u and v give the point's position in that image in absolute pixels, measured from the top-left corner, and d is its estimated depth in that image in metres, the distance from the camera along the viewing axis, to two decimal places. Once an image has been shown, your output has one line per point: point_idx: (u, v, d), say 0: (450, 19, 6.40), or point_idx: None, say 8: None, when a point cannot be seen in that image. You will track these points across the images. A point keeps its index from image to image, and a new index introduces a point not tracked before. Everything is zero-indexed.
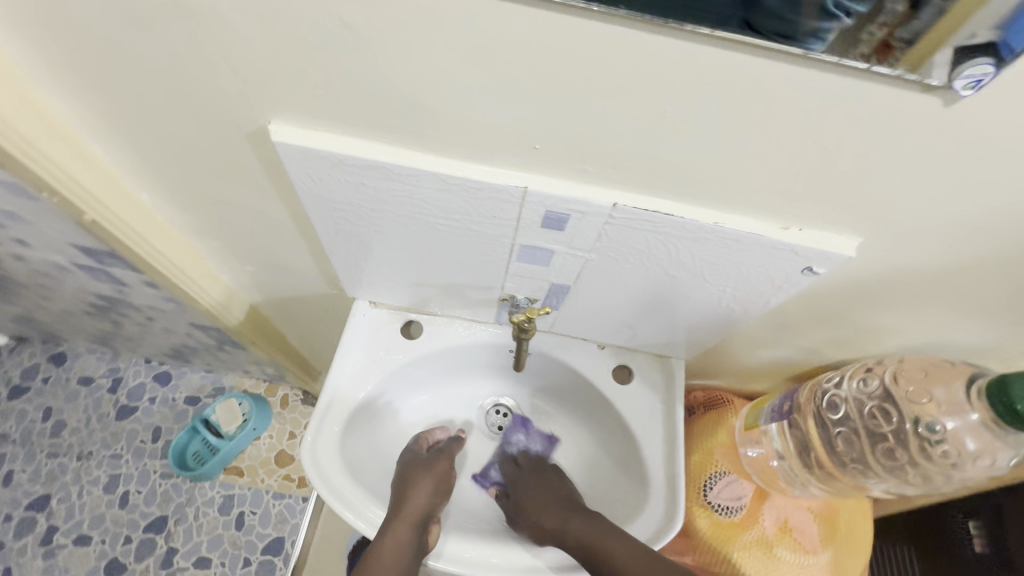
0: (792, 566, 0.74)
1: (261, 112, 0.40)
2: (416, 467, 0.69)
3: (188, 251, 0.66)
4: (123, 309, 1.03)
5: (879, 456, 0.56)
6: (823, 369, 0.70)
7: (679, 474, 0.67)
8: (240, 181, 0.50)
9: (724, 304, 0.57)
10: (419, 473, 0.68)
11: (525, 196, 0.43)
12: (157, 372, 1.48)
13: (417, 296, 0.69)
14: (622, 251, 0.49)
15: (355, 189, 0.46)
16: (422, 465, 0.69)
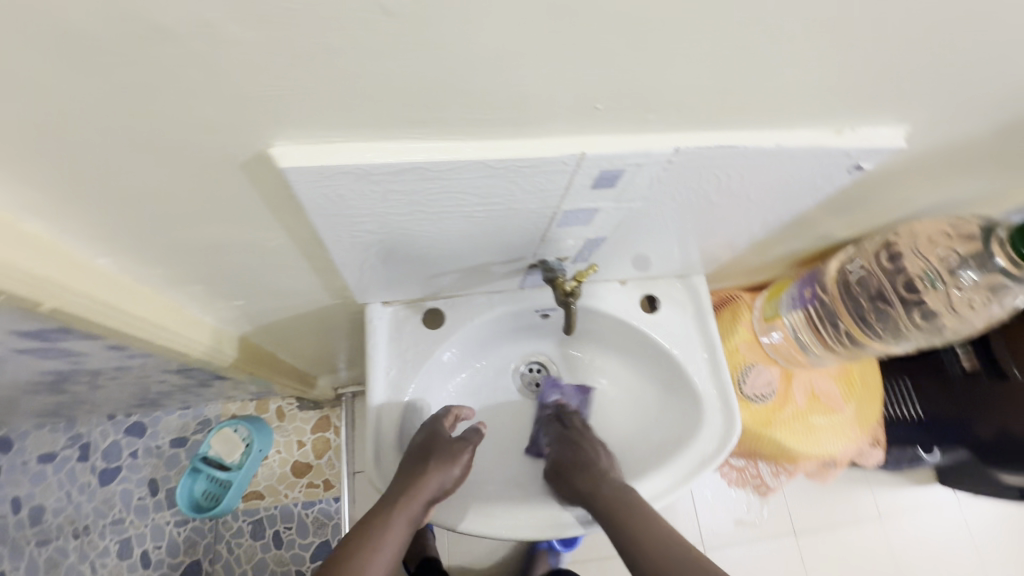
0: (824, 427, 0.83)
1: (264, 133, 0.32)
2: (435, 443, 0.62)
3: (164, 304, 0.57)
4: (77, 377, 0.90)
5: (908, 318, 0.64)
6: (829, 250, 0.74)
7: (727, 381, 0.70)
8: (233, 216, 0.42)
9: (755, 216, 0.57)
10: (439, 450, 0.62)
11: (581, 162, 0.39)
12: (127, 425, 1.35)
13: (435, 284, 0.64)
14: (669, 192, 0.47)
15: (384, 198, 0.39)
16: (443, 447, 0.62)
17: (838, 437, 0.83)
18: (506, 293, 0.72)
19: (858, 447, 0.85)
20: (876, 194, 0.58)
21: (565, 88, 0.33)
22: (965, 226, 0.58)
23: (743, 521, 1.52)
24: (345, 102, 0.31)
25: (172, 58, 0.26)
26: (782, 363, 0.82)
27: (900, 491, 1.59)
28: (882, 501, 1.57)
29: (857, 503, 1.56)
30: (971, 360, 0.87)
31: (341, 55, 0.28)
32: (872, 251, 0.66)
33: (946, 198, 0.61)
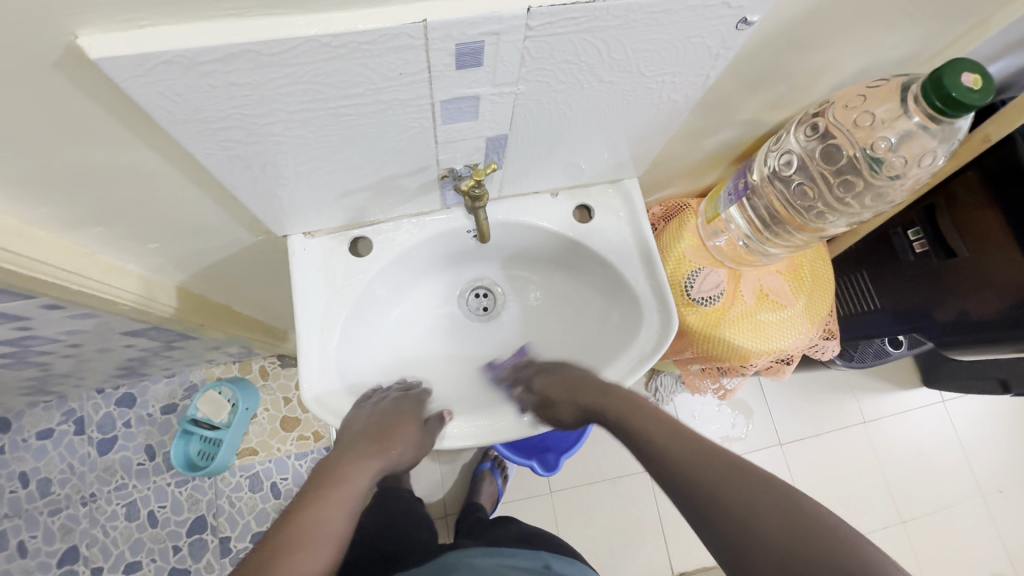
0: (776, 324, 0.82)
1: (58, 19, 0.30)
2: (407, 408, 0.66)
3: (73, 248, 0.56)
4: (39, 347, 0.91)
5: (834, 192, 0.62)
6: (762, 139, 0.72)
7: (664, 282, 0.69)
8: (86, 134, 0.40)
9: (663, 98, 0.54)
10: (413, 413, 0.66)
11: (427, 32, 0.36)
12: (118, 397, 1.38)
13: (351, 208, 0.63)
14: (549, 70, 0.44)
15: (229, 94, 0.38)
16: (414, 413, 0.66)
17: (789, 332, 0.82)
18: (434, 215, 0.71)
19: (811, 340, 0.84)
20: (790, 62, 0.55)
21: None
22: (882, 85, 0.56)
23: (728, 437, 1.55)
24: None
25: None
26: (729, 264, 0.81)
27: (882, 395, 1.61)
28: (864, 407, 1.60)
29: (840, 410, 1.59)
30: (922, 243, 0.86)
31: None
32: (794, 129, 0.63)
33: (867, 63, 0.58)
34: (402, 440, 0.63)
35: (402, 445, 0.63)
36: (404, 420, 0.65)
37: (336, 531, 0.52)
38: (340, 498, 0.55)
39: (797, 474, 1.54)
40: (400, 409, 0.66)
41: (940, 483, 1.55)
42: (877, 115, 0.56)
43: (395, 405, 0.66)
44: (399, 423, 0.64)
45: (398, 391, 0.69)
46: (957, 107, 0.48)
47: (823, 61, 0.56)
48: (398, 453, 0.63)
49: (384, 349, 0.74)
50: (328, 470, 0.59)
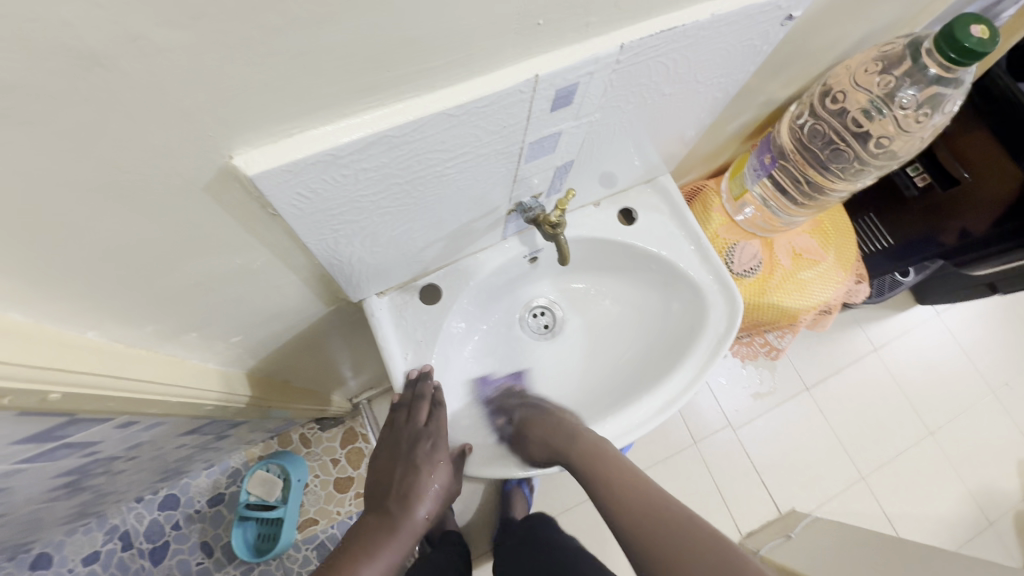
0: (813, 279, 0.87)
1: (218, 146, 0.31)
2: (435, 457, 0.67)
3: (166, 361, 0.56)
4: (95, 469, 0.87)
5: (864, 150, 0.71)
6: (774, 115, 0.77)
7: (719, 264, 0.74)
8: (211, 246, 0.40)
9: (707, 97, 0.58)
10: (439, 461, 0.67)
11: (537, 85, 0.38)
12: (160, 501, 1.33)
13: (421, 261, 0.64)
14: (622, 95, 0.47)
15: (356, 180, 0.39)
16: (443, 460, 0.68)
17: (828, 284, 0.88)
18: (490, 248, 0.73)
19: (847, 287, 0.90)
20: (807, 42, 0.60)
21: (509, 12, 0.32)
22: (891, 50, 0.64)
23: (759, 393, 1.61)
24: (296, 87, 0.30)
25: (106, 84, 0.25)
26: (761, 233, 0.86)
27: (885, 320, 1.71)
28: (872, 335, 1.69)
29: (852, 344, 1.68)
30: (924, 177, 0.94)
31: (278, 35, 0.27)
32: (814, 100, 0.70)
33: (869, 29, 0.63)
34: (431, 494, 0.67)
35: (430, 501, 0.67)
36: (432, 474, 0.67)
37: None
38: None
39: (830, 413, 1.60)
40: (429, 459, 0.67)
41: (953, 389, 1.66)
42: (897, 75, 0.64)
43: (424, 454, 0.67)
44: (426, 477, 0.66)
45: (422, 423, 0.67)
46: (971, 55, 0.53)
47: (834, 36, 0.61)
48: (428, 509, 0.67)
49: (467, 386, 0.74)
50: (358, 540, 0.63)
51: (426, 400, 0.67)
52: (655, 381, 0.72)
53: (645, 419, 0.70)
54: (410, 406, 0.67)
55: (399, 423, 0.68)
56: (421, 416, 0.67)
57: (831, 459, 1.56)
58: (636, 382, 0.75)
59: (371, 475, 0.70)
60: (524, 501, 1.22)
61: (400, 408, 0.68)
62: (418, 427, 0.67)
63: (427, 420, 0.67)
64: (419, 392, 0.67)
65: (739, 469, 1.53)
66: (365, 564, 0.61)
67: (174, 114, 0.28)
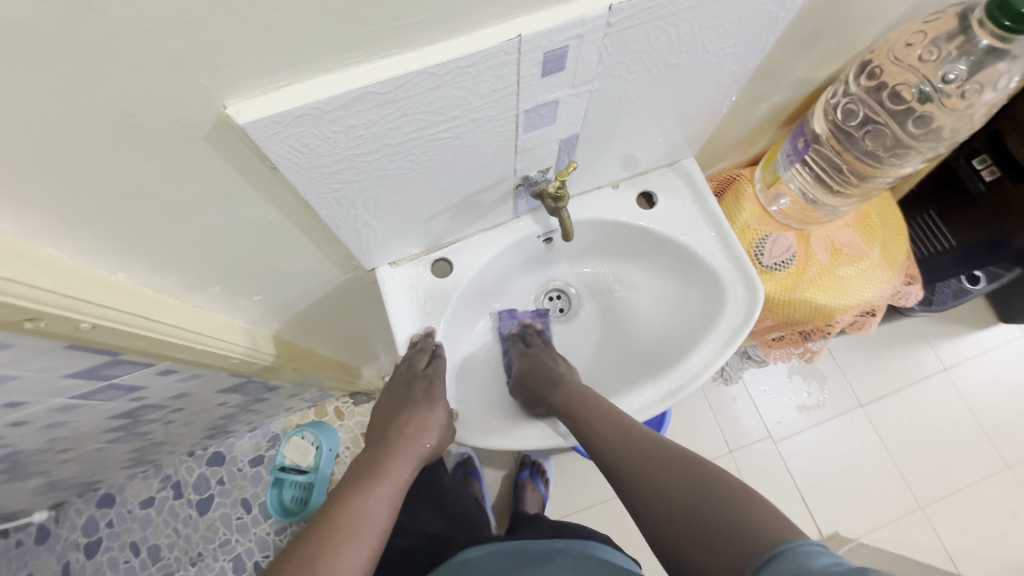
0: (854, 277, 0.81)
1: (209, 95, 0.34)
2: (434, 395, 0.69)
3: (194, 312, 0.61)
4: (147, 415, 0.96)
5: (905, 134, 0.65)
6: (812, 98, 0.72)
7: (741, 252, 0.70)
8: (218, 198, 0.44)
9: (723, 71, 0.56)
10: (437, 400, 0.68)
11: (520, 46, 0.39)
12: (208, 457, 1.44)
13: (432, 232, 0.66)
14: (622, 63, 0.47)
15: (346, 137, 0.41)
16: (440, 400, 0.69)
17: (871, 282, 0.81)
18: (504, 226, 0.73)
19: (894, 287, 0.83)
20: (839, 14, 0.56)
21: None
22: (939, 18, 0.59)
23: (806, 407, 1.50)
24: (278, 40, 0.32)
25: (102, 28, 0.28)
26: (796, 226, 0.81)
27: (958, 338, 1.55)
28: (942, 353, 1.54)
29: (917, 361, 1.53)
30: (991, 169, 0.84)
31: None
32: (851, 77, 0.65)
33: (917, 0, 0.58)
34: (433, 430, 0.67)
35: (433, 435, 0.67)
36: (431, 410, 0.68)
37: (377, 528, 0.56)
38: (379, 495, 0.59)
39: (887, 434, 1.47)
40: (428, 397, 0.68)
41: None
42: (944, 48, 0.59)
43: (422, 393, 0.68)
44: (425, 414, 0.67)
45: (421, 368, 0.68)
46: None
47: (872, 8, 0.57)
48: (432, 441, 0.67)
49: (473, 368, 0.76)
50: (368, 465, 0.63)
51: (427, 354, 0.69)
52: (667, 366, 0.70)
53: (652, 401, 0.67)
54: (411, 357, 0.69)
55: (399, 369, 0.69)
56: (421, 364, 0.68)
57: (885, 484, 1.43)
58: (648, 370, 0.73)
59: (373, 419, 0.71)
60: (534, 496, 1.23)
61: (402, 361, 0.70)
62: (417, 370, 0.68)
63: (427, 365, 0.69)
64: (421, 347, 0.69)
65: (778, 484, 1.44)
66: (377, 482, 0.60)
67: (166, 61, 0.31)
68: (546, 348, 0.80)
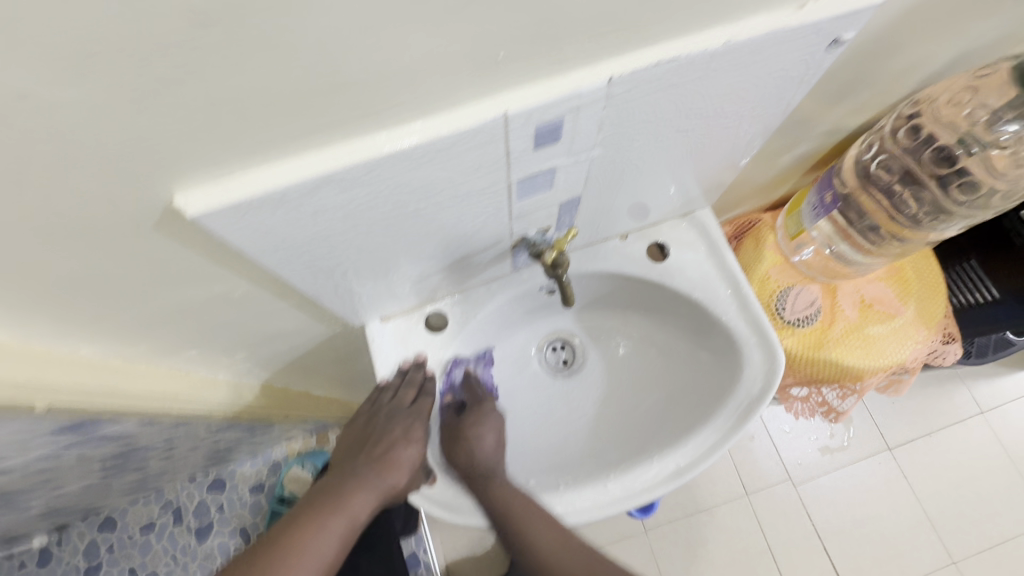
0: (886, 336, 0.74)
1: (154, 188, 0.31)
2: (414, 433, 0.63)
3: (168, 373, 0.58)
4: (139, 453, 0.93)
5: (949, 197, 0.59)
6: (841, 145, 0.66)
7: (759, 314, 0.64)
8: (180, 278, 0.41)
9: (741, 128, 0.51)
10: (415, 441, 0.63)
11: (506, 124, 0.34)
12: (209, 483, 1.39)
13: (425, 289, 0.62)
14: (626, 129, 0.42)
15: (314, 220, 0.37)
16: (420, 440, 0.63)
17: (903, 342, 0.74)
18: (504, 279, 0.69)
19: (930, 346, 0.76)
20: (875, 65, 0.50)
21: (458, 48, 0.29)
22: (990, 74, 0.53)
23: (829, 448, 1.32)
24: (225, 133, 0.29)
25: (6, 133, 0.24)
26: (822, 278, 0.74)
27: (998, 378, 1.35)
28: (978, 396, 1.34)
29: (949, 404, 1.34)
30: None
31: (181, 83, 0.25)
32: (890, 129, 0.60)
33: (960, 49, 0.52)
34: (403, 468, 0.62)
35: (403, 476, 0.61)
36: (407, 449, 0.62)
37: (320, 565, 0.53)
38: (332, 529, 0.56)
39: (917, 481, 1.28)
40: (405, 434, 0.63)
41: None
42: (993, 108, 0.53)
43: (401, 431, 0.63)
44: (399, 452, 0.62)
45: (406, 405, 0.64)
46: None
47: (910, 58, 0.51)
48: (400, 480, 0.61)
49: None
50: (326, 494, 0.60)
51: (413, 388, 0.64)
52: (674, 441, 0.65)
53: (658, 480, 0.63)
54: (396, 389, 0.65)
55: (383, 398, 0.64)
56: (406, 399, 0.64)
57: (912, 537, 1.25)
58: (655, 441, 0.68)
59: (346, 435, 0.66)
60: None
61: (386, 390, 0.65)
62: (401, 406, 0.64)
63: (412, 403, 0.64)
64: (408, 380, 0.65)
65: (798, 532, 1.27)
66: (330, 517, 0.57)
67: (97, 159, 0.27)
68: (546, 404, 0.74)
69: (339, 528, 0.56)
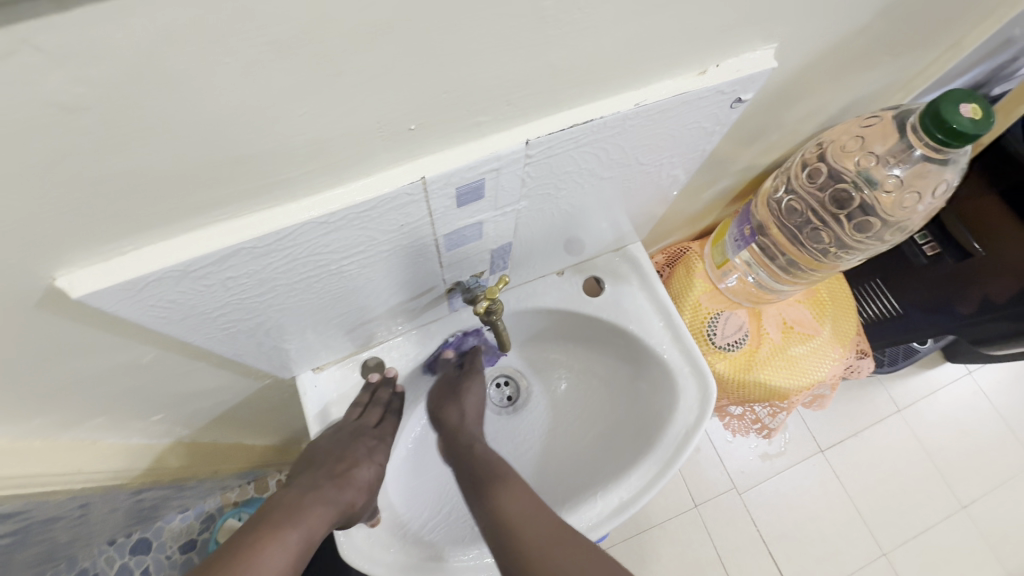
0: (807, 356, 0.79)
1: (33, 270, 0.28)
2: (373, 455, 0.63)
3: (69, 446, 0.53)
4: (43, 524, 0.83)
5: (852, 232, 0.64)
6: (756, 180, 0.71)
7: (691, 344, 0.67)
8: (71, 352, 0.37)
9: (662, 172, 0.53)
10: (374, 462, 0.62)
11: (426, 187, 0.34)
12: (132, 544, 1.24)
13: (361, 336, 0.60)
14: (551, 182, 0.43)
15: (225, 288, 0.35)
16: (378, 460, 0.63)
17: (823, 361, 0.79)
18: (443, 319, 0.68)
19: (847, 362, 0.82)
20: (778, 113, 0.54)
21: (367, 120, 0.28)
22: (876, 123, 0.59)
23: (768, 455, 1.38)
24: (111, 212, 0.26)
25: None
26: (747, 303, 0.78)
27: (910, 378, 1.47)
28: (894, 395, 1.45)
29: (871, 404, 1.44)
30: (932, 245, 0.86)
31: (52, 168, 0.23)
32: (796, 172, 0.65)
33: (850, 98, 0.58)
34: (360, 487, 0.59)
35: (361, 493, 0.59)
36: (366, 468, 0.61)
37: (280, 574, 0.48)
38: (283, 543, 0.50)
39: (847, 480, 1.37)
40: (366, 454, 0.62)
41: (992, 458, 1.40)
42: (879, 154, 0.59)
43: (364, 449, 0.62)
44: (358, 467, 0.61)
45: (371, 426, 0.64)
46: (959, 138, 0.48)
47: (808, 106, 0.56)
48: (356, 497, 0.58)
49: (418, 459, 0.72)
50: (278, 508, 0.54)
51: (380, 407, 0.65)
52: (617, 474, 0.66)
53: (603, 517, 0.62)
54: (363, 407, 0.64)
55: (348, 417, 0.63)
56: (372, 419, 0.64)
57: (847, 534, 1.33)
58: (599, 474, 0.68)
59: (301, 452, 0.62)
60: None
61: (353, 407, 0.63)
62: (366, 427, 0.63)
63: (378, 423, 0.65)
64: (376, 398, 0.65)
65: (744, 538, 1.31)
66: (279, 531, 0.51)
67: None
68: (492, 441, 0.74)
69: (291, 542, 0.50)
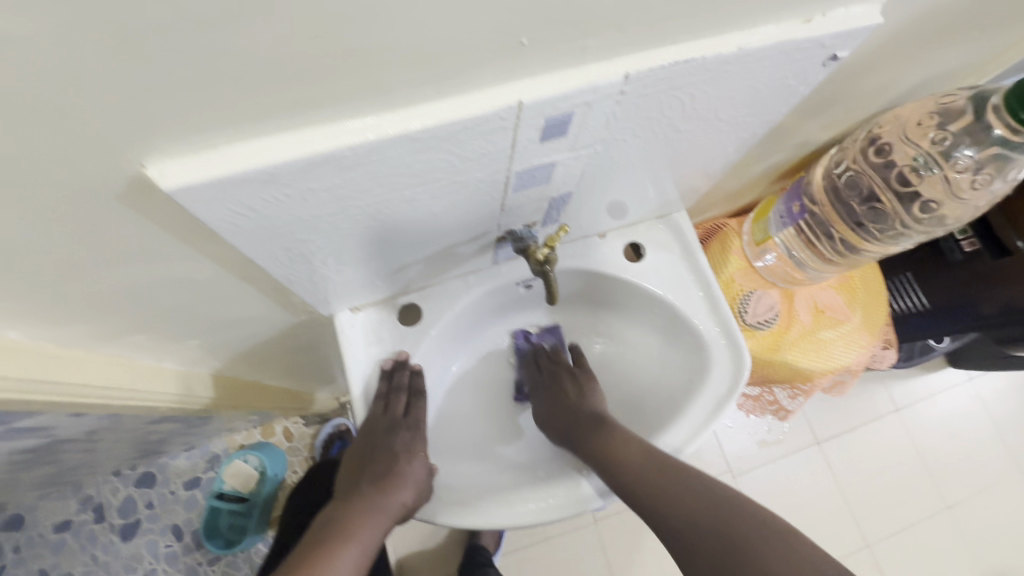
0: (836, 341, 0.79)
1: (127, 153, 0.27)
2: (415, 447, 0.63)
3: (106, 360, 0.52)
4: (59, 444, 0.83)
5: (908, 214, 0.63)
6: (809, 156, 0.70)
7: (729, 316, 0.67)
8: (135, 255, 0.36)
9: (731, 135, 0.52)
10: (418, 453, 0.63)
11: (520, 113, 0.33)
12: (137, 476, 1.23)
13: (402, 279, 0.59)
14: (630, 128, 0.42)
15: (304, 200, 0.34)
16: (421, 452, 0.63)
17: (851, 347, 0.79)
18: (482, 271, 0.67)
19: (872, 351, 0.82)
20: (854, 83, 0.53)
21: (486, 26, 0.27)
22: (952, 101, 0.57)
23: (766, 441, 1.40)
24: (215, 96, 0.25)
25: None
26: (781, 284, 0.78)
27: (912, 379, 1.49)
28: (894, 394, 1.47)
29: (871, 401, 1.46)
30: (971, 241, 0.84)
31: (175, 37, 0.22)
32: (857, 147, 0.64)
33: (925, 75, 0.56)
34: (411, 484, 0.60)
35: (409, 488, 0.59)
36: (410, 463, 0.61)
37: None
38: (345, 560, 0.52)
39: (840, 473, 1.39)
40: (408, 449, 0.63)
41: (982, 463, 1.43)
42: (951, 133, 0.57)
43: (402, 443, 0.62)
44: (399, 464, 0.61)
45: (400, 415, 0.63)
46: None
47: (884, 79, 0.54)
48: (408, 497, 0.59)
49: (455, 410, 0.72)
50: (336, 520, 0.57)
51: (404, 392, 0.63)
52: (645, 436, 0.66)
53: None
54: (386, 398, 0.62)
55: (375, 413, 0.62)
56: (399, 408, 0.63)
57: (835, 523, 1.35)
58: None
59: (354, 454, 0.65)
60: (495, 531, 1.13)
61: (377, 401, 0.62)
62: (396, 418, 0.62)
63: (405, 412, 0.63)
64: (395, 385, 0.63)
65: None
66: (341, 547, 0.53)
67: (53, 116, 0.23)
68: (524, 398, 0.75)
69: (351, 559, 0.53)
